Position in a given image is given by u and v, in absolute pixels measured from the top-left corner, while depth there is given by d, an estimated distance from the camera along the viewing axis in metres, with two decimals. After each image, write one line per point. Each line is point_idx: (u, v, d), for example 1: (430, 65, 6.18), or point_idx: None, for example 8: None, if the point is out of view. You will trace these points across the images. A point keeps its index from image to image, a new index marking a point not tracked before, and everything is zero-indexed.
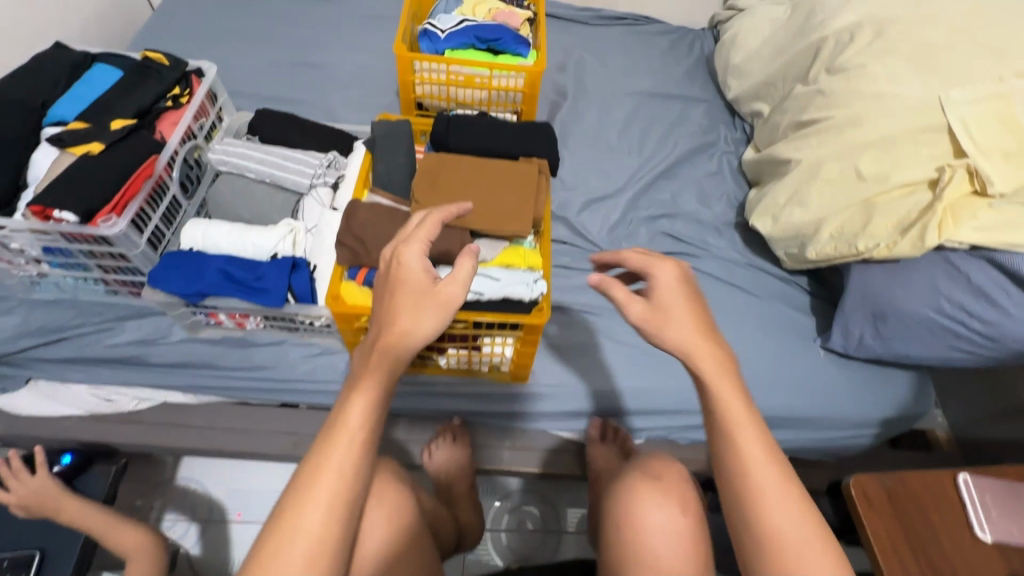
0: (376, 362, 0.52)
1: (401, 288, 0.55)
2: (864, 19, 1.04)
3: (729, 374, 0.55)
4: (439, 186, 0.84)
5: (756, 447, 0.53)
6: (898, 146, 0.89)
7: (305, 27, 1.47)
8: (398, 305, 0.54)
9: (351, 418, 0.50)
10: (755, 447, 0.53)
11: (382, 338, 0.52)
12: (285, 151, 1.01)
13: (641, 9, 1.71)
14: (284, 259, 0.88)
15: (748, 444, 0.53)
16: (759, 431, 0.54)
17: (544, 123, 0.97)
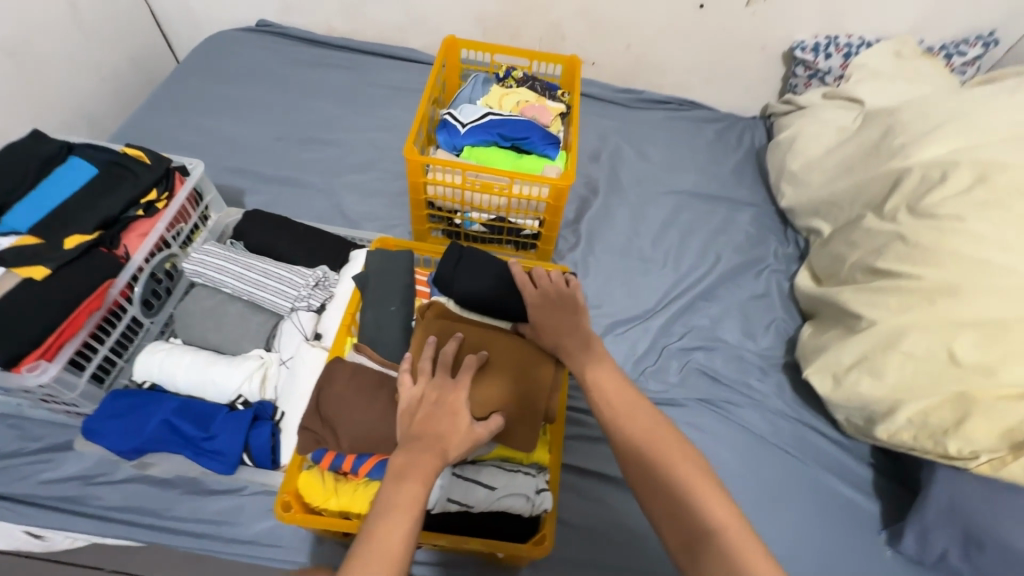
0: (407, 481, 0.53)
1: (433, 422, 0.58)
2: (959, 157, 0.87)
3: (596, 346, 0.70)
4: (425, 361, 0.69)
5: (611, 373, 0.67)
6: (1008, 335, 0.72)
7: (323, 99, 1.38)
8: (432, 437, 0.57)
9: (390, 521, 0.50)
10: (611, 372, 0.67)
11: (418, 461, 0.54)
12: (269, 264, 0.88)
13: (687, 92, 1.57)
14: (246, 411, 0.75)
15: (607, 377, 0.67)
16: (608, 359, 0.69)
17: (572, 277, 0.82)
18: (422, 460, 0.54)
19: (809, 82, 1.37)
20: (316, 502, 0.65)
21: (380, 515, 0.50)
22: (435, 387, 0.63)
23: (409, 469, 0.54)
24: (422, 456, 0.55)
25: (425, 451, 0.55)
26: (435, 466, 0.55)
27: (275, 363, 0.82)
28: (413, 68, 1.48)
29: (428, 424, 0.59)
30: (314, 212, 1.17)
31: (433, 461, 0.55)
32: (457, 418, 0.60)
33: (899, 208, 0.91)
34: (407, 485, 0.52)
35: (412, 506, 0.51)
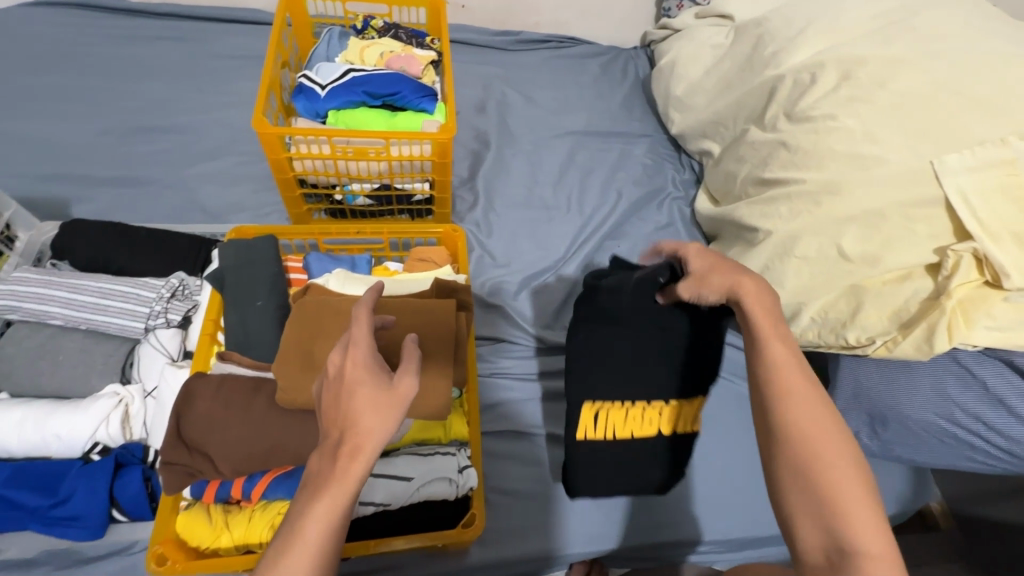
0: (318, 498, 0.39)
1: (357, 417, 0.40)
2: (825, 57, 0.88)
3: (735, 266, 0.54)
4: (314, 363, 0.58)
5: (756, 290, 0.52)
6: (886, 222, 0.74)
7: (153, 79, 1.17)
8: (351, 435, 0.39)
9: (297, 552, 0.37)
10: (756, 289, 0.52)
11: (333, 477, 0.39)
12: (106, 280, 0.73)
13: (565, 28, 1.51)
14: (104, 461, 0.63)
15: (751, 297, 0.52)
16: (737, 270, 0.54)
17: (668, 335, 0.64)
18: (335, 469, 0.39)
19: (681, 4, 1.35)
20: (205, 543, 0.55)
21: (280, 546, 0.38)
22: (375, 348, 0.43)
23: (321, 486, 0.38)
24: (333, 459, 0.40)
25: (337, 454, 0.39)
26: (356, 477, 0.39)
27: (136, 397, 0.69)
28: (257, 30, 1.28)
29: (350, 414, 0.40)
30: (166, 212, 1.00)
31: (353, 470, 0.39)
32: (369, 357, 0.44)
33: (778, 116, 0.92)
34: (318, 504, 0.38)
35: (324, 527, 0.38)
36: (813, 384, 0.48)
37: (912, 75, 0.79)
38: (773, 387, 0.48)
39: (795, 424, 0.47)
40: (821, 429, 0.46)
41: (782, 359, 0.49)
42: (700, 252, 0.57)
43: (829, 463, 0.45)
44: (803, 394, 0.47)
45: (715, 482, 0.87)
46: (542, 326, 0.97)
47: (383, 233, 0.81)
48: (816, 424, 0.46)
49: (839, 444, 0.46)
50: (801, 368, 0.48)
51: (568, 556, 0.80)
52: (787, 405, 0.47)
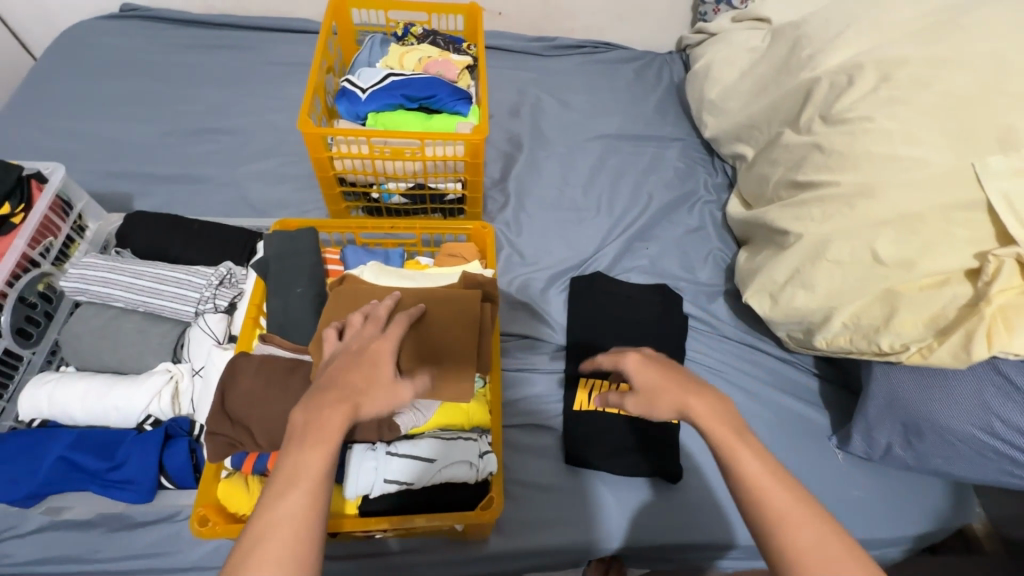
0: (306, 445, 0.45)
1: (342, 375, 0.49)
2: (863, 59, 0.87)
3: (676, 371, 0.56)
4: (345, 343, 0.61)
5: (703, 401, 0.53)
6: (923, 226, 0.72)
7: (210, 84, 1.25)
8: (335, 389, 0.48)
9: (292, 489, 0.43)
10: (703, 401, 0.53)
11: (317, 419, 0.46)
12: (162, 267, 0.79)
13: (600, 34, 1.52)
14: (155, 430, 0.68)
15: (704, 412, 0.53)
16: (688, 379, 0.56)
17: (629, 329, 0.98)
18: (320, 413, 0.46)
19: (717, 8, 1.35)
20: (241, 511, 0.60)
21: (277, 486, 0.44)
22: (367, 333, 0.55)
23: (309, 428, 0.46)
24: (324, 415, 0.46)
25: (323, 405, 0.47)
26: (340, 425, 0.46)
27: (186, 375, 0.74)
28: (305, 39, 1.36)
29: (337, 375, 0.50)
30: (217, 208, 1.07)
31: (336, 416, 0.46)
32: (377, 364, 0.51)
33: (813, 119, 0.91)
34: (310, 446, 0.45)
35: (315, 469, 0.44)
36: (807, 499, 0.47)
37: (954, 77, 0.77)
38: (760, 515, 0.47)
39: (790, 539, 0.45)
40: (827, 551, 0.44)
41: (758, 475, 0.48)
42: (642, 360, 0.57)
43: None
44: (787, 507, 0.46)
45: None
46: (568, 326, 0.99)
47: (415, 228, 0.85)
48: (821, 546, 0.44)
49: (837, 556, 0.43)
50: (783, 484, 0.48)
51: (586, 552, 0.80)
52: (777, 523, 0.46)
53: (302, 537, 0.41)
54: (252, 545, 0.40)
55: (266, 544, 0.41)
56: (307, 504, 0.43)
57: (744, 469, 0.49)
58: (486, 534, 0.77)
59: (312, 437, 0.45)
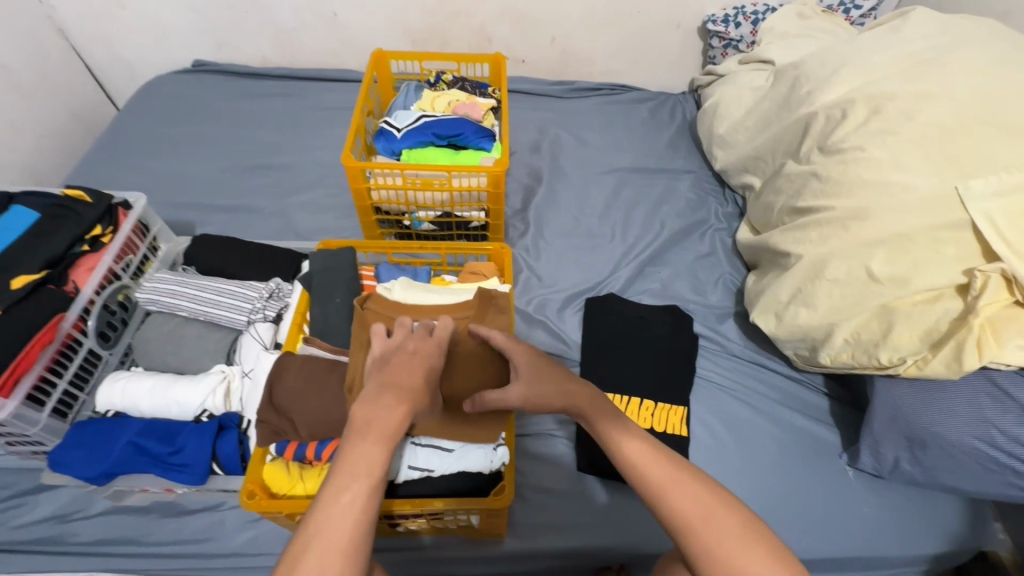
0: (367, 439, 0.52)
1: (400, 375, 0.57)
2: (855, 94, 0.94)
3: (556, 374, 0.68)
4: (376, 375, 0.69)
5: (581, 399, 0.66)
6: (914, 245, 0.77)
7: (266, 127, 1.41)
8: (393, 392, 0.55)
9: (349, 483, 0.49)
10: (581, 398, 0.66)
11: (380, 418, 0.53)
12: (221, 282, 0.90)
13: (617, 77, 1.64)
14: (210, 422, 0.78)
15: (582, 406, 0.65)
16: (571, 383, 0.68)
17: (639, 346, 1.04)
18: (382, 415, 0.53)
19: (725, 51, 1.45)
20: (281, 491, 0.67)
21: (338, 480, 0.50)
22: (421, 341, 0.62)
23: (370, 427, 0.52)
24: (389, 413, 0.54)
25: (381, 404, 0.54)
26: (395, 426, 0.53)
27: (237, 375, 0.83)
28: (349, 86, 1.52)
29: (393, 381, 0.57)
30: (267, 233, 1.20)
31: (394, 419, 0.53)
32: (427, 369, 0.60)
33: (811, 149, 0.97)
34: (369, 444, 0.52)
35: (373, 466, 0.51)
36: (681, 465, 0.59)
37: (938, 109, 0.83)
38: (648, 486, 0.58)
39: (674, 498, 0.56)
40: (699, 510, 0.55)
41: (642, 455, 0.60)
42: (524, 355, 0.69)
43: (707, 534, 0.54)
44: (661, 475, 0.58)
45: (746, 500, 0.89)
46: (583, 343, 1.05)
47: (441, 249, 0.94)
48: (698, 503, 0.55)
49: (710, 512, 0.55)
50: (662, 455, 0.60)
51: (596, 557, 0.84)
52: (665, 491, 0.57)
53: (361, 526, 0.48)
54: (311, 535, 0.47)
55: (324, 533, 0.47)
56: (366, 500, 0.49)
57: (631, 451, 0.60)
58: (501, 534, 0.82)
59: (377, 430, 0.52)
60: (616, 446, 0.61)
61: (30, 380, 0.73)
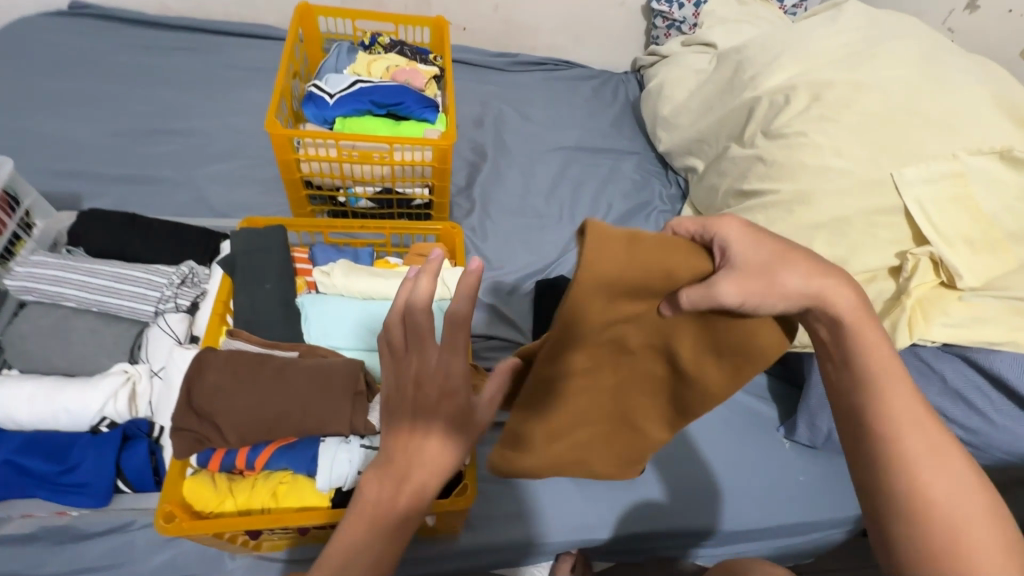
0: (392, 486, 0.45)
1: (424, 414, 0.45)
2: (797, 80, 0.96)
3: (858, 308, 0.48)
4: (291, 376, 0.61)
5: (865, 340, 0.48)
6: (852, 229, 0.80)
7: (168, 86, 1.22)
8: (408, 471, 0.45)
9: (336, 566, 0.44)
10: (865, 340, 0.48)
11: (406, 460, 0.45)
12: (120, 266, 0.77)
13: (560, 53, 1.60)
14: (113, 433, 0.66)
15: (861, 347, 0.48)
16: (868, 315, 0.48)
17: None
18: (389, 501, 0.45)
19: (668, 32, 1.45)
20: (209, 509, 0.59)
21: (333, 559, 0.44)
22: (427, 381, 0.44)
23: (376, 509, 0.45)
24: (418, 455, 0.45)
25: (419, 444, 0.45)
26: (426, 469, 0.45)
27: (144, 376, 0.72)
28: (268, 44, 1.35)
29: (404, 454, 0.45)
30: (174, 209, 1.04)
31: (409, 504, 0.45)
32: (456, 402, 0.45)
33: (755, 133, 0.99)
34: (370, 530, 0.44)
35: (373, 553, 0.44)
36: (941, 440, 0.47)
37: (875, 98, 0.86)
38: (889, 448, 0.47)
39: (921, 467, 0.46)
40: (952, 487, 0.45)
41: (904, 414, 0.47)
42: (742, 232, 0.44)
43: (951, 526, 0.44)
44: (921, 439, 0.47)
45: (695, 479, 0.91)
46: (533, 326, 1.01)
47: (385, 229, 0.86)
48: (947, 485, 0.46)
49: (966, 497, 0.45)
50: (932, 434, 0.47)
51: (546, 545, 0.83)
52: (908, 455, 0.47)
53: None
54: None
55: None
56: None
57: (892, 394, 0.48)
58: (455, 530, 0.78)
59: (400, 476, 0.45)
60: (871, 370, 0.48)
61: None
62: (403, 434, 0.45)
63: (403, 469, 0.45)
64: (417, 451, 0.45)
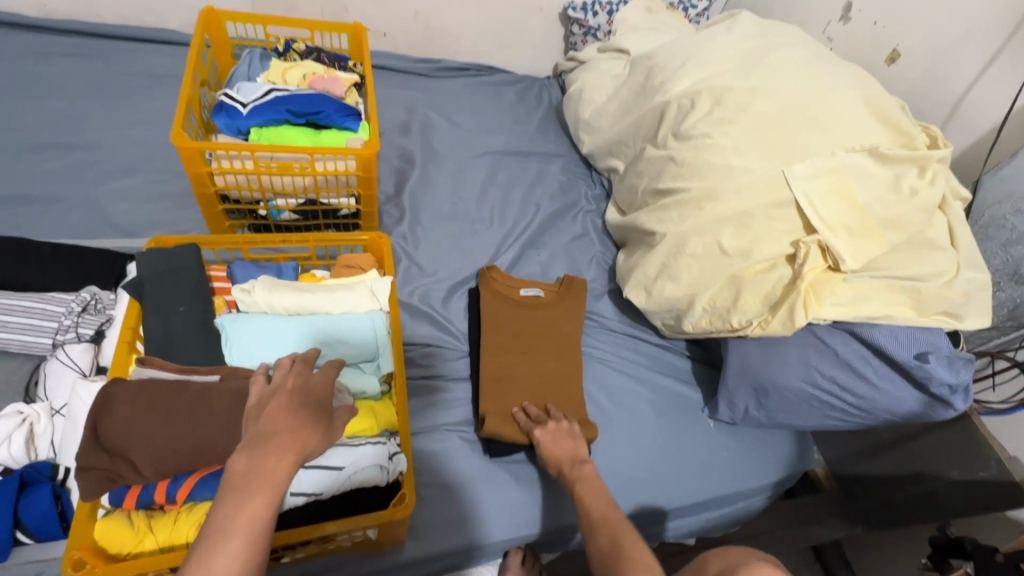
0: (260, 471, 0.46)
1: (287, 402, 0.51)
2: (701, 86, 1.03)
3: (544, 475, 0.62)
4: (211, 405, 0.57)
5: None
6: (754, 222, 0.88)
7: (56, 96, 1.12)
8: (278, 435, 0.48)
9: (223, 540, 0.42)
10: None
11: (271, 438, 0.48)
12: (6, 296, 0.70)
13: (483, 58, 1.62)
14: (8, 479, 0.60)
15: None
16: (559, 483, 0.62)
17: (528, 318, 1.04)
18: (264, 464, 0.46)
19: (585, 39, 1.50)
20: (125, 550, 0.56)
21: (212, 538, 0.42)
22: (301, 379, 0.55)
23: (253, 473, 0.45)
24: (286, 435, 0.48)
25: (286, 421, 0.50)
26: (293, 448, 0.48)
27: (42, 416, 0.66)
28: (172, 49, 1.27)
29: (274, 425, 0.49)
30: (72, 230, 0.96)
31: (283, 467, 0.47)
32: (316, 397, 0.54)
33: (667, 136, 1.06)
34: (251, 496, 0.45)
35: (258, 520, 0.44)
36: None
37: (767, 102, 0.95)
38: None
39: None
40: None
41: None
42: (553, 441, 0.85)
43: None
44: None
45: (629, 464, 0.97)
46: (469, 336, 1.02)
47: (309, 242, 0.84)
48: None
49: None
50: None
51: (494, 544, 0.86)
52: None
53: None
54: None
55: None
56: (245, 556, 0.42)
57: None
58: (400, 541, 0.79)
59: (266, 455, 0.47)
60: None
61: None
62: (269, 420, 0.49)
63: (270, 448, 0.47)
64: (283, 429, 0.49)
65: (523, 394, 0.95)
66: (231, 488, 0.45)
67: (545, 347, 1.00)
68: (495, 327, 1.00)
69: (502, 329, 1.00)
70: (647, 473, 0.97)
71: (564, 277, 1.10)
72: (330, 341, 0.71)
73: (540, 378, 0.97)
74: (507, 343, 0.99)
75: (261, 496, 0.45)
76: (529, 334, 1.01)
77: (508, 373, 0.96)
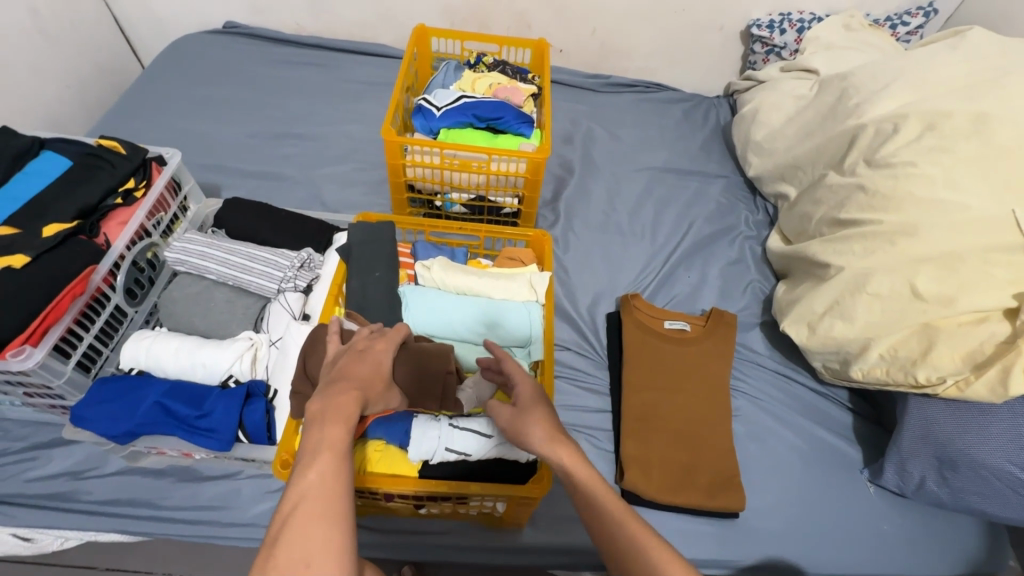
0: (335, 404, 0.53)
1: (357, 358, 0.60)
2: (909, 109, 0.92)
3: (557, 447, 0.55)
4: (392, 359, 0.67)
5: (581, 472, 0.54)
6: (963, 265, 0.76)
7: (297, 96, 1.38)
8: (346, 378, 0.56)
9: (312, 456, 0.49)
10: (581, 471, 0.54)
11: (342, 383, 0.56)
12: (252, 248, 0.87)
13: (652, 75, 1.62)
14: (239, 388, 0.76)
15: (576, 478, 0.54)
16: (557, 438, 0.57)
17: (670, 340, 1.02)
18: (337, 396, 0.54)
19: (767, 58, 1.42)
20: None
21: (306, 459, 0.48)
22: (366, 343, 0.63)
23: (333, 405, 0.53)
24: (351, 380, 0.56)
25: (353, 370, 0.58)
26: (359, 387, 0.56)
27: (265, 344, 0.83)
28: (383, 61, 1.49)
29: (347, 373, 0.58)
30: (295, 204, 1.17)
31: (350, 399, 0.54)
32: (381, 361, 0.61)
33: (858, 162, 0.96)
34: (331, 423, 0.51)
35: (339, 442, 0.50)
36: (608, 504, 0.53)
37: (996, 130, 0.82)
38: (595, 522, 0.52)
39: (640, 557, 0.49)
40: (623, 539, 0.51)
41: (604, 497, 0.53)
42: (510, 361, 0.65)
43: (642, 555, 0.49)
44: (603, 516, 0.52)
45: (765, 510, 0.89)
46: (608, 350, 1.03)
47: (480, 232, 0.93)
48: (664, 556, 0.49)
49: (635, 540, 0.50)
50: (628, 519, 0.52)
51: None
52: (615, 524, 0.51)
53: (337, 491, 0.46)
54: (296, 499, 0.45)
55: (308, 502, 0.45)
56: (334, 466, 0.48)
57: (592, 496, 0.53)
58: (519, 524, 0.83)
59: (337, 392, 0.54)
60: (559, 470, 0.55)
61: (66, 321, 0.73)
62: (341, 371, 0.58)
63: (343, 388, 0.55)
64: (351, 375, 0.57)
65: (657, 414, 0.93)
66: (316, 417, 0.52)
67: (685, 375, 0.97)
68: (636, 342, 1.00)
69: (643, 346, 1.00)
70: (785, 525, 0.88)
71: (712, 310, 1.05)
72: (489, 324, 0.78)
73: (683, 417, 0.93)
74: (649, 373, 0.97)
75: (339, 420, 0.52)
76: (673, 368, 0.98)
77: (643, 390, 0.95)
